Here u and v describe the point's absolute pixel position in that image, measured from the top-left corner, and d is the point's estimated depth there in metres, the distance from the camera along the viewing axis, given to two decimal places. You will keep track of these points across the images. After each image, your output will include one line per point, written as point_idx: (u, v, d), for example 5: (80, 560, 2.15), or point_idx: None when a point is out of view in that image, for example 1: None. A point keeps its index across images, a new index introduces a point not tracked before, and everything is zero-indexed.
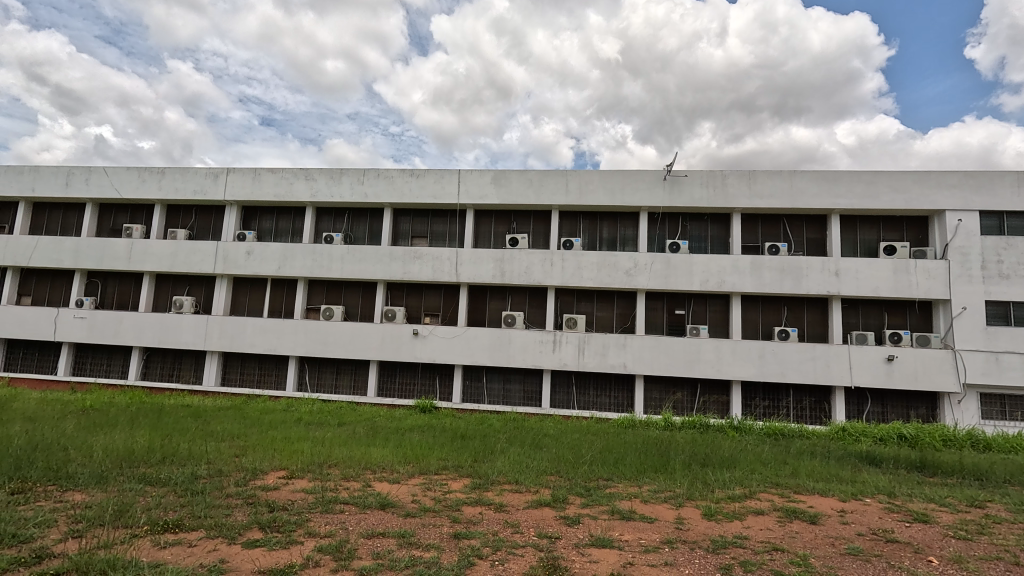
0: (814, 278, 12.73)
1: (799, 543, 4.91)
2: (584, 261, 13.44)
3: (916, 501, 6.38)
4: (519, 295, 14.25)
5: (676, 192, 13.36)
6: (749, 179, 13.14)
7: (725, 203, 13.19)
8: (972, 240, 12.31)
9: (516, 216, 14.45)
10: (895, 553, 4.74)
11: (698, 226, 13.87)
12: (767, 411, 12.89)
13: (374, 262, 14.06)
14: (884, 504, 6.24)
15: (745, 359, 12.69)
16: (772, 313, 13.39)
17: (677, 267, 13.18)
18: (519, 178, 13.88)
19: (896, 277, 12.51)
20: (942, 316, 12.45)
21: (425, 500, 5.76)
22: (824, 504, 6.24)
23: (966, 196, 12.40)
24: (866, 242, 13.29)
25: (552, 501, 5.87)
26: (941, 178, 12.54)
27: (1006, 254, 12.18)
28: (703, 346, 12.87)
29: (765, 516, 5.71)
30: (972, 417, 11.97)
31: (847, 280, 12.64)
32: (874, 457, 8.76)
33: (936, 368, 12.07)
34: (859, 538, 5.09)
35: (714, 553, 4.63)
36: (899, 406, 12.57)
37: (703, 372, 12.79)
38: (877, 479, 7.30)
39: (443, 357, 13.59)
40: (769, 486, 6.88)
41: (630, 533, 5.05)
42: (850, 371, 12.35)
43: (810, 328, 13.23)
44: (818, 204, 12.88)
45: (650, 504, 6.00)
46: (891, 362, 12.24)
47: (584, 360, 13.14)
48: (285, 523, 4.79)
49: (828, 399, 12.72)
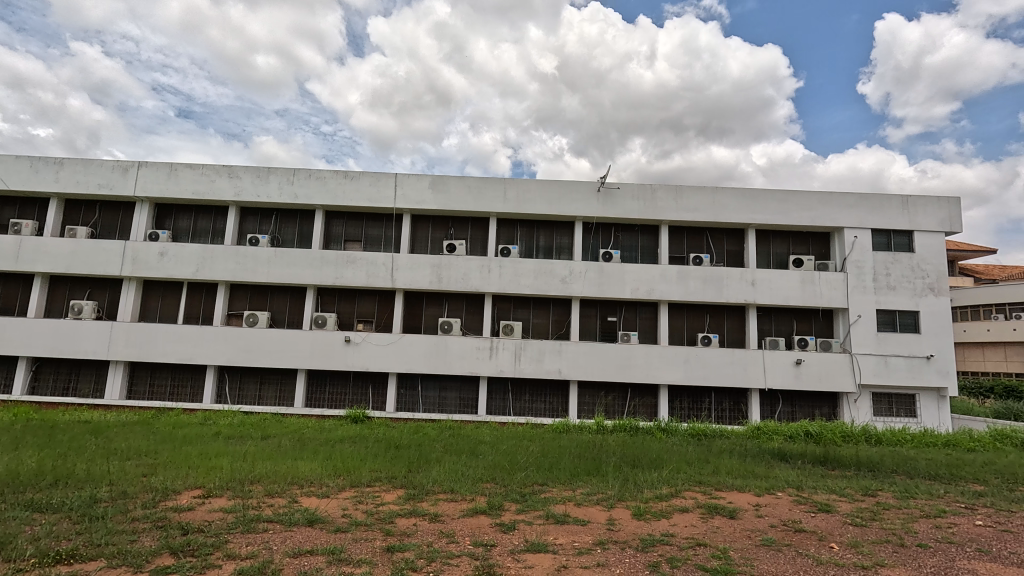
0: (734, 287, 13.64)
1: (719, 537, 5.22)
2: (521, 268, 13.59)
3: (820, 492, 6.98)
4: (456, 302, 14.17)
5: (610, 202, 13.86)
6: (676, 193, 13.89)
7: (654, 216, 13.85)
8: (866, 255, 13.73)
9: (454, 222, 14.41)
10: (802, 541, 5.14)
11: (629, 236, 14.47)
12: (691, 412, 13.66)
13: (305, 266, 13.45)
14: (793, 497, 6.77)
15: (672, 363, 13.33)
16: (696, 320, 14.24)
17: (609, 276, 13.64)
18: (458, 184, 13.82)
19: (804, 286, 13.67)
20: (842, 323, 13.77)
21: (356, 514, 5.55)
22: (741, 499, 6.67)
23: (861, 216, 13.83)
24: (778, 254, 14.46)
25: (487, 508, 5.85)
26: (841, 199, 13.87)
27: (893, 268, 13.70)
28: (634, 352, 13.37)
29: (689, 513, 6.01)
30: (865, 414, 13.30)
31: (762, 289, 13.65)
32: (784, 454, 9.50)
33: (837, 370, 13.30)
34: (772, 529, 5.49)
35: (643, 551, 4.81)
36: (806, 406, 13.74)
37: (633, 377, 13.30)
38: (786, 473, 7.91)
39: (377, 365, 13.19)
40: (693, 485, 7.25)
41: (564, 536, 5.15)
42: (764, 374, 13.30)
43: (729, 333, 14.20)
44: (738, 218, 13.84)
45: (583, 507, 6.14)
46: (799, 366, 13.33)
47: (520, 366, 13.25)
48: (200, 546, 4.44)
49: (745, 400, 13.66)
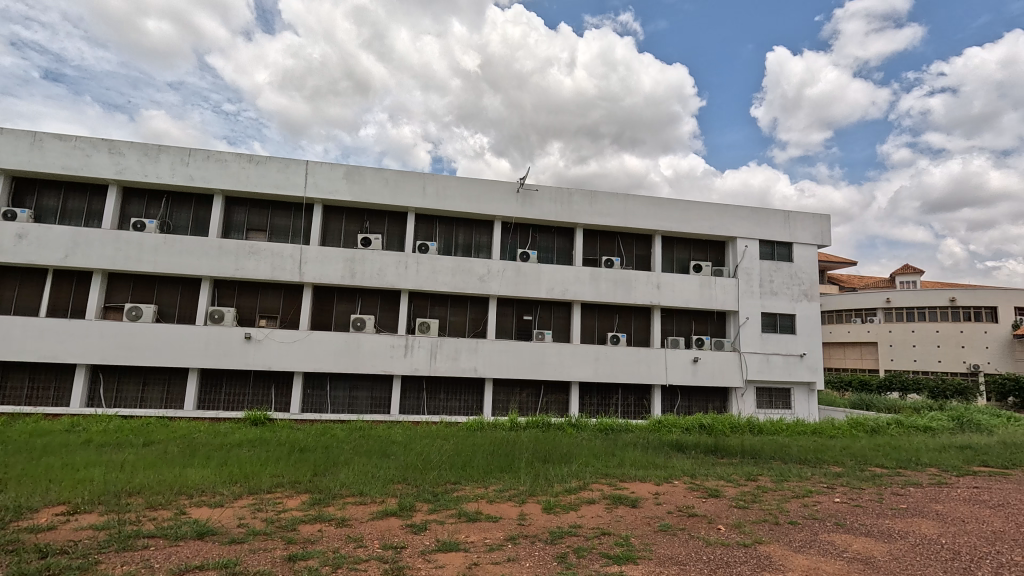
0: (641, 289, 14.47)
1: (622, 526, 5.52)
2: (438, 266, 13.43)
3: (711, 479, 7.62)
4: (369, 299, 13.70)
5: (528, 203, 14.12)
6: (591, 198, 14.46)
7: (570, 218, 14.32)
8: (754, 263, 15.19)
9: (370, 215, 13.91)
10: (695, 525, 5.58)
11: (546, 237, 14.83)
12: (600, 408, 14.32)
13: (199, 256, 12.30)
14: (687, 484, 7.33)
15: (583, 361, 13.86)
16: (606, 320, 14.93)
17: (526, 275, 13.89)
18: (374, 176, 13.35)
19: (702, 290, 14.83)
20: (733, 324, 15.12)
21: (254, 523, 5.17)
22: (643, 488, 7.10)
23: (751, 228, 15.27)
24: (680, 260, 15.56)
25: (398, 509, 5.72)
26: (735, 212, 15.23)
27: (775, 275, 15.28)
28: (548, 350, 13.73)
29: (596, 504, 6.30)
30: (750, 407, 14.72)
31: (666, 292, 14.61)
32: (681, 445, 10.26)
33: (727, 367, 14.58)
34: (669, 515, 5.91)
35: (551, 543, 4.96)
36: (701, 400, 14.94)
37: (546, 374, 13.66)
38: (682, 463, 8.55)
39: (281, 363, 12.40)
40: (599, 477, 7.60)
41: (475, 534, 5.16)
42: (665, 371, 14.26)
43: (636, 333, 15.05)
44: (646, 225, 14.69)
45: (495, 503, 6.20)
46: (696, 363, 14.45)
47: (435, 364, 13.10)
48: (61, 571, 3.90)
49: (648, 395, 14.56)
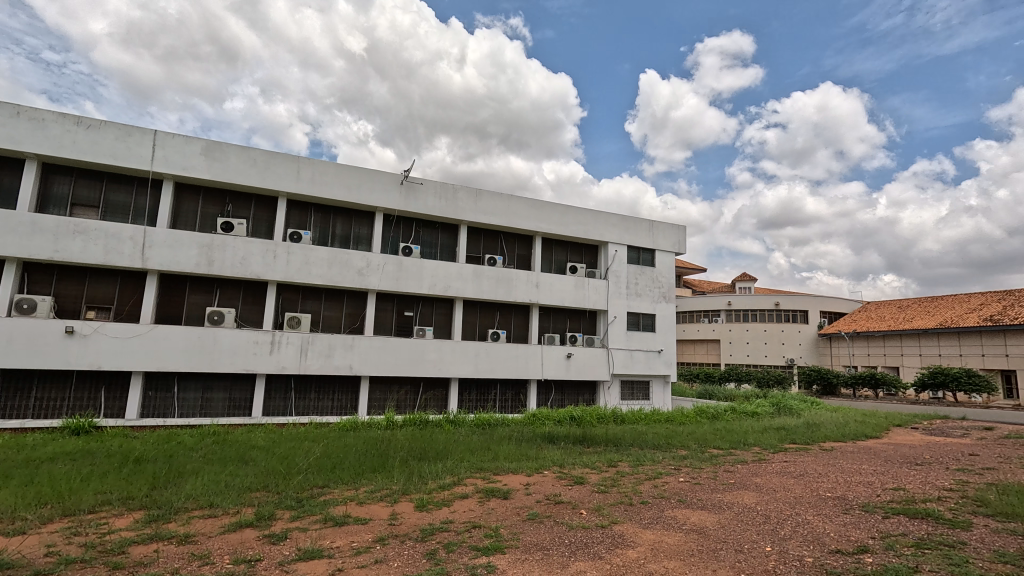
0: (521, 288, 14.95)
1: (493, 517, 5.67)
2: (312, 256, 12.58)
3: (577, 467, 8.14)
4: (230, 290, 12.38)
5: (412, 197, 13.83)
6: (475, 196, 14.60)
7: (454, 215, 14.31)
8: (622, 266, 16.51)
9: (233, 198, 12.58)
10: (560, 511, 5.92)
11: (429, 232, 14.64)
12: (478, 403, 14.53)
13: (2, 233, 10.13)
14: (556, 473, 7.75)
15: (462, 357, 13.95)
16: (487, 317, 15.18)
17: (408, 270, 13.59)
18: (240, 154, 12.10)
19: (576, 290, 15.75)
20: (602, 322, 16.30)
21: (69, 550, 4.40)
22: (514, 480, 7.36)
23: (621, 234, 16.57)
24: (558, 261, 16.35)
25: (254, 520, 5.26)
26: (608, 218, 16.41)
27: (640, 278, 16.79)
28: (428, 346, 13.59)
29: (468, 499, 6.39)
30: (615, 398, 16.01)
31: (544, 291, 15.27)
32: (552, 437, 10.82)
33: (596, 362, 15.69)
34: (537, 504, 6.20)
35: (422, 541, 4.93)
36: (572, 393, 15.87)
37: (426, 371, 13.52)
38: (553, 454, 9.02)
39: (114, 363, 10.70)
40: (474, 472, 7.72)
41: (342, 538, 4.94)
42: (541, 366, 14.92)
43: (515, 330, 15.52)
44: (527, 225, 15.21)
45: (365, 505, 5.99)
46: (569, 359, 15.32)
47: (306, 362, 12.27)
48: None
49: (525, 390, 15.11)
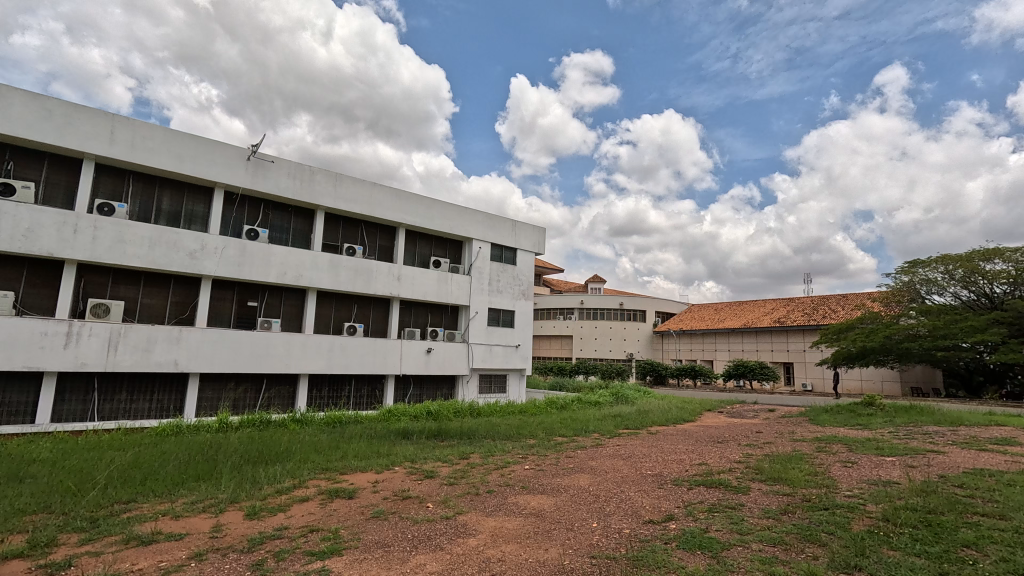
0: (381, 280, 14.45)
1: (334, 519, 5.41)
2: (129, 234, 10.73)
3: (429, 461, 8.14)
4: (7, 269, 10.00)
5: (261, 175, 12.54)
6: (335, 181, 13.75)
7: (309, 199, 13.29)
8: (485, 263, 16.90)
9: (16, 155, 10.17)
10: (406, 507, 5.86)
11: (280, 215, 13.40)
12: (330, 400, 13.73)
13: None
14: (407, 469, 7.66)
15: (314, 352, 13.06)
16: (343, 310, 14.41)
17: (252, 256, 12.30)
18: (27, 102, 9.81)
19: (439, 285, 15.71)
20: (463, 317, 16.50)
21: None
22: (362, 478, 7.11)
23: (485, 231, 16.93)
24: (422, 255, 16.12)
25: (26, 549, 4.33)
26: (473, 215, 16.66)
27: (501, 276, 17.35)
28: (273, 340, 12.45)
29: (309, 502, 6.00)
30: (472, 392, 16.36)
31: (405, 284, 14.97)
32: (407, 432, 10.66)
33: (456, 357, 15.85)
34: (383, 501, 6.06)
35: (249, 551, 4.51)
36: (431, 388, 15.83)
37: (270, 367, 12.37)
38: (405, 449, 8.90)
39: None
40: (318, 473, 7.28)
41: (147, 559, 4.29)
42: (400, 361, 14.62)
43: (373, 324, 14.97)
44: (390, 216, 14.75)
45: (183, 519, 5.30)
46: (428, 353, 15.24)
47: (115, 358, 10.43)
48: None
49: (382, 386, 14.67)
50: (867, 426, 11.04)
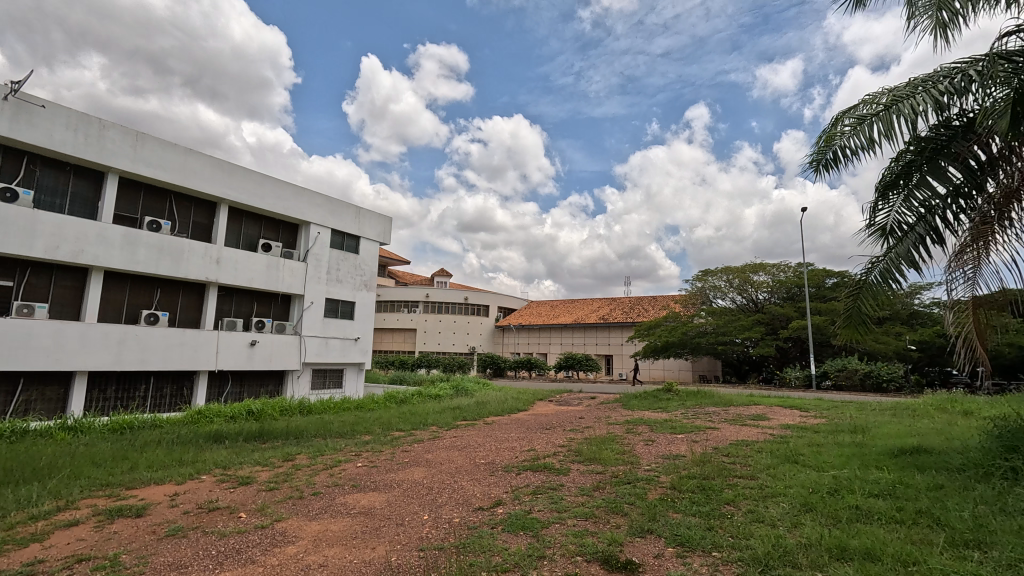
0: (194, 262, 12.52)
1: (112, 544, 4.52)
2: None
3: (245, 467, 7.30)
4: None
5: (24, 121, 9.88)
6: (135, 141, 11.52)
7: (96, 158, 10.87)
8: (324, 250, 15.83)
9: None
10: (213, 519, 5.16)
11: (53, 175, 10.69)
12: (119, 403, 11.48)
13: None
14: (217, 477, 6.77)
15: (97, 345, 10.78)
16: (141, 295, 12.17)
17: (6, 223, 9.63)
18: None
19: (267, 272, 14.19)
20: (296, 308, 15.18)
21: None
22: (156, 492, 6.07)
23: (324, 216, 15.82)
24: (248, 236, 14.34)
25: None
26: (312, 197, 15.44)
27: (341, 264, 16.43)
28: (35, 330, 9.92)
29: (78, 526, 4.92)
30: (303, 388, 15.20)
31: (226, 269, 13.21)
32: (220, 435, 9.42)
33: (285, 350, 14.53)
34: (183, 516, 5.25)
35: None
36: (253, 385, 14.27)
37: (29, 364, 9.84)
38: (216, 455, 7.86)
39: None
40: (94, 491, 6.02)
41: None
42: (215, 356, 12.87)
43: (182, 312, 12.92)
44: (210, 190, 12.87)
45: None
46: (252, 347, 13.69)
47: None
48: None
49: (191, 384, 12.75)
50: (665, 409, 12.93)
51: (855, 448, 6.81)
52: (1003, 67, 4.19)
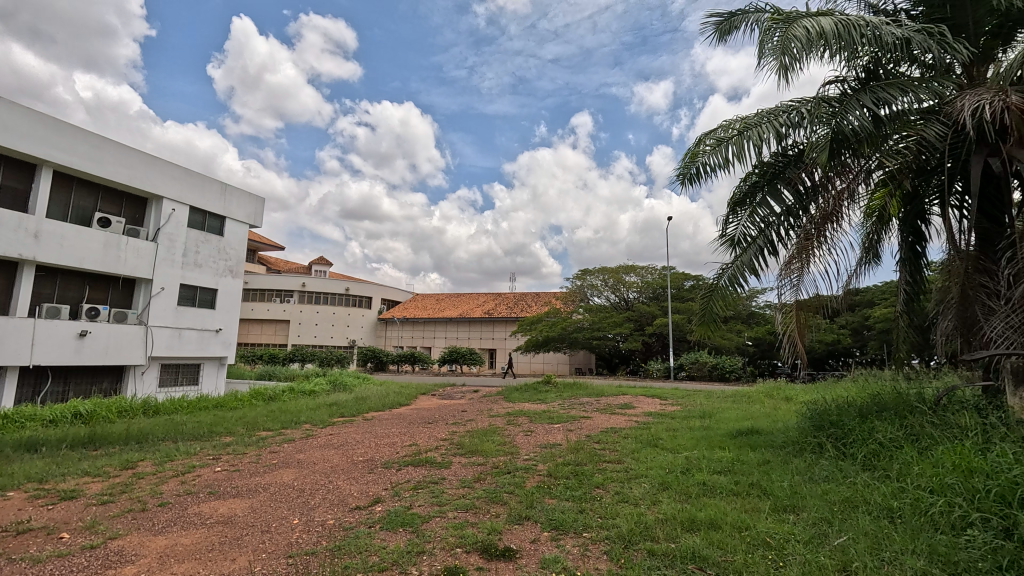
0: (2, 235, 10.28)
1: None
2: None
3: (70, 479, 6.20)
4: None
5: None
6: None
7: None
8: (180, 229, 14.00)
9: None
10: (23, 544, 4.29)
11: None
12: None
13: None
14: (29, 493, 5.65)
15: None
16: None
17: None
18: None
19: (105, 251, 12.19)
20: (142, 294, 13.25)
21: None
22: None
23: (182, 191, 14.01)
24: (80, 208, 12.12)
25: None
26: (166, 168, 13.57)
27: (202, 247, 14.70)
28: None
29: None
30: (149, 386, 13.37)
31: (48, 245, 11.07)
32: (35, 443, 7.89)
33: (127, 343, 12.63)
34: None
35: None
36: (82, 383, 12.21)
37: None
38: (29, 466, 6.56)
39: None
40: None
41: None
42: (31, 348, 10.74)
43: None
44: (27, 148, 10.65)
45: None
46: (82, 338, 11.67)
47: None
48: None
49: None
50: (544, 401, 13.55)
51: (703, 431, 7.73)
52: (825, 109, 5.00)
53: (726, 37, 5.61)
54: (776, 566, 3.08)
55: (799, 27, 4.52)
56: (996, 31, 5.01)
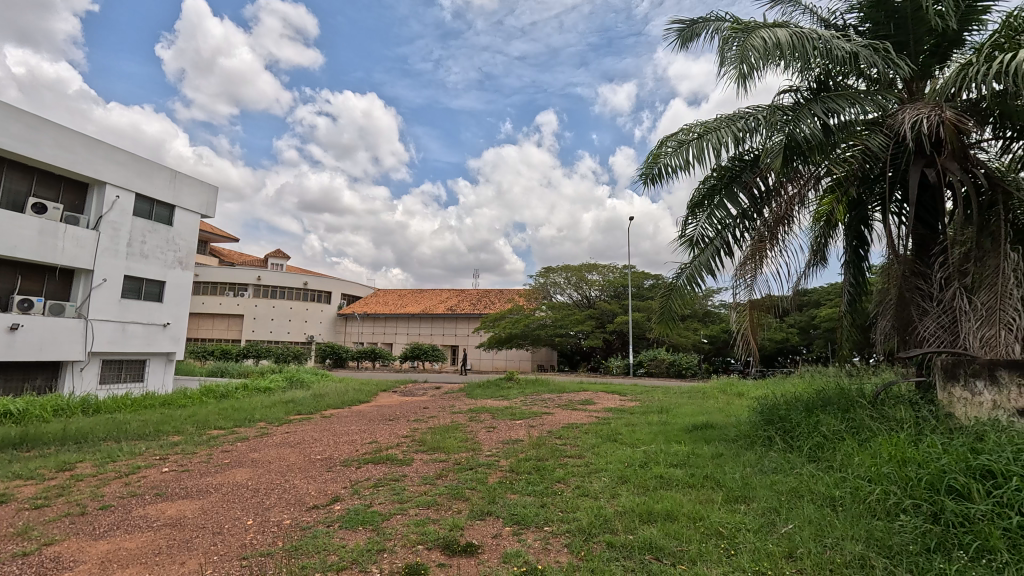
0: None
1: None
2: None
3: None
4: None
5: None
6: None
7: None
8: (124, 218, 13.23)
9: None
10: None
11: None
12: None
13: None
14: None
15: None
16: None
17: None
18: None
19: (40, 239, 11.41)
20: (81, 286, 12.47)
21: None
22: None
23: (127, 177, 13.25)
24: (12, 192, 11.27)
25: None
26: (109, 153, 12.80)
27: (149, 237, 13.96)
28: None
29: None
30: (89, 383, 12.60)
31: None
32: None
33: (64, 337, 11.87)
34: None
35: None
36: (13, 379, 11.43)
37: None
38: None
39: None
40: None
41: None
42: None
43: None
44: None
45: None
46: (14, 332, 10.89)
47: None
48: None
49: None
50: (506, 397, 13.62)
51: (660, 426, 7.95)
52: (780, 116, 5.22)
53: (689, 43, 5.77)
54: (728, 554, 3.21)
55: (757, 37, 4.69)
56: (934, 49, 5.35)
